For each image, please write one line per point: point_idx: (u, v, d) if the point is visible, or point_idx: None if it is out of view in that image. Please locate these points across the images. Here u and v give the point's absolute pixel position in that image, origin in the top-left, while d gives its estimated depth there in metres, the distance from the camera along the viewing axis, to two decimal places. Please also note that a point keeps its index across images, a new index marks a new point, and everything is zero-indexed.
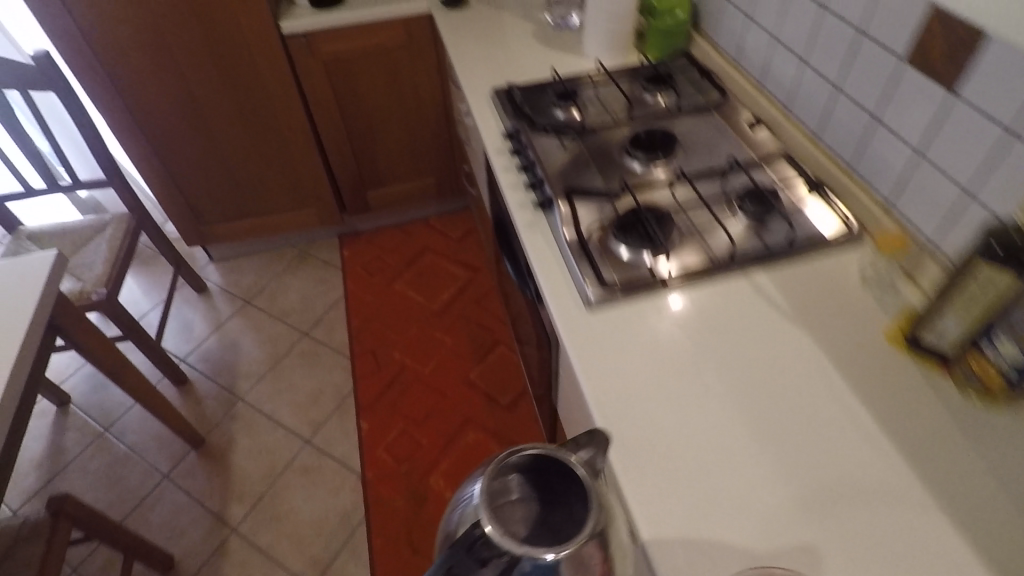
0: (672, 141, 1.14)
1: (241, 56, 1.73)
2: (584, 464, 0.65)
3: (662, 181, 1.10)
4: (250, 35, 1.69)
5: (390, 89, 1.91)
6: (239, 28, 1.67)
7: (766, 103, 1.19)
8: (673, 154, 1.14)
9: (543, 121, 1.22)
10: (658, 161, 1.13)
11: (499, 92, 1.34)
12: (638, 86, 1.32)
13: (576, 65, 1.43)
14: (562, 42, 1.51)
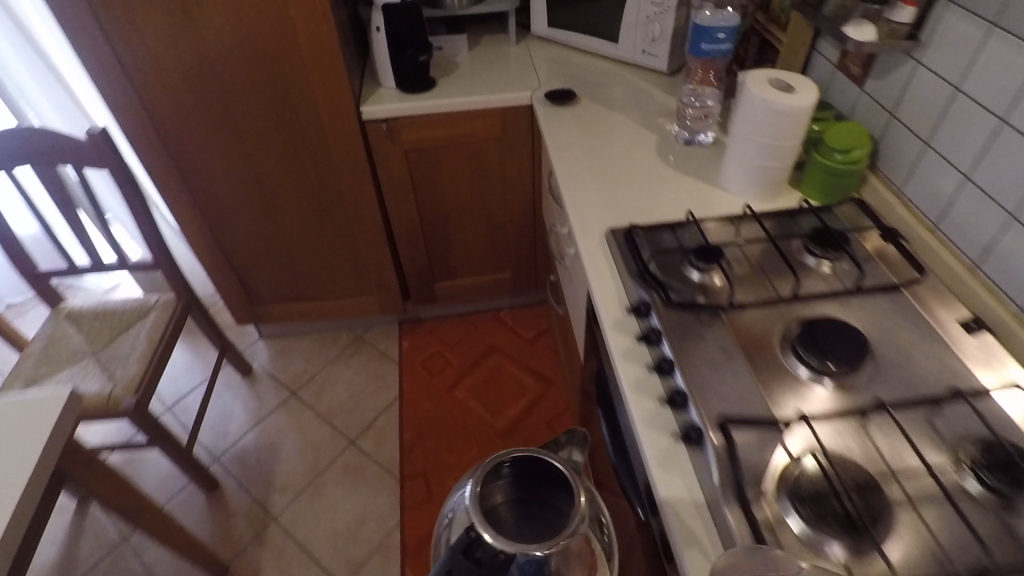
0: (859, 344, 0.84)
1: (314, 139, 1.53)
2: (566, 465, 0.82)
3: (846, 407, 0.81)
4: (328, 120, 1.49)
5: (475, 181, 1.69)
6: (315, 111, 1.48)
7: (992, 303, 0.91)
8: (862, 366, 0.84)
9: (678, 291, 0.96)
10: (840, 374, 0.84)
11: (616, 233, 1.08)
12: (798, 245, 1.05)
13: (714, 203, 1.17)
14: (694, 168, 1.25)
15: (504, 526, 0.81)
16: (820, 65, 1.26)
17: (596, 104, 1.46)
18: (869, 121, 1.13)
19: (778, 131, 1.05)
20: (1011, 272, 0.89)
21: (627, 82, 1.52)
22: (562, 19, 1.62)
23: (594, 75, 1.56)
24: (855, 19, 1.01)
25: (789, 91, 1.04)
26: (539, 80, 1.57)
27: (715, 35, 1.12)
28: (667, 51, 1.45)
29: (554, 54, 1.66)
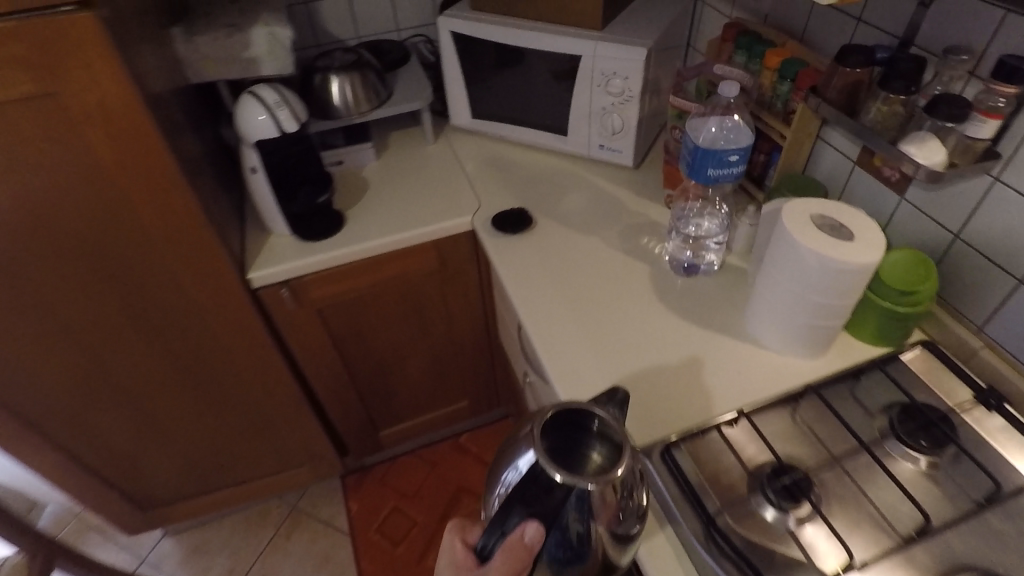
0: None
1: (187, 327, 1.12)
2: (611, 416, 0.68)
3: None
4: (202, 302, 1.08)
5: (413, 321, 1.34)
6: (181, 294, 1.06)
7: None
8: None
9: (762, 558, 0.68)
10: None
11: (649, 456, 0.77)
12: (882, 428, 0.79)
13: (753, 369, 0.90)
14: (710, 313, 0.98)
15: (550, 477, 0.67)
16: (833, 160, 1.01)
17: (556, 220, 1.15)
18: (922, 237, 0.90)
19: (832, 292, 0.79)
20: None
21: (585, 185, 1.23)
22: (489, 109, 1.30)
23: (543, 178, 1.26)
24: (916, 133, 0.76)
25: (839, 234, 0.79)
26: (475, 190, 1.24)
27: (726, 160, 0.84)
28: (631, 145, 1.17)
29: (484, 152, 1.34)
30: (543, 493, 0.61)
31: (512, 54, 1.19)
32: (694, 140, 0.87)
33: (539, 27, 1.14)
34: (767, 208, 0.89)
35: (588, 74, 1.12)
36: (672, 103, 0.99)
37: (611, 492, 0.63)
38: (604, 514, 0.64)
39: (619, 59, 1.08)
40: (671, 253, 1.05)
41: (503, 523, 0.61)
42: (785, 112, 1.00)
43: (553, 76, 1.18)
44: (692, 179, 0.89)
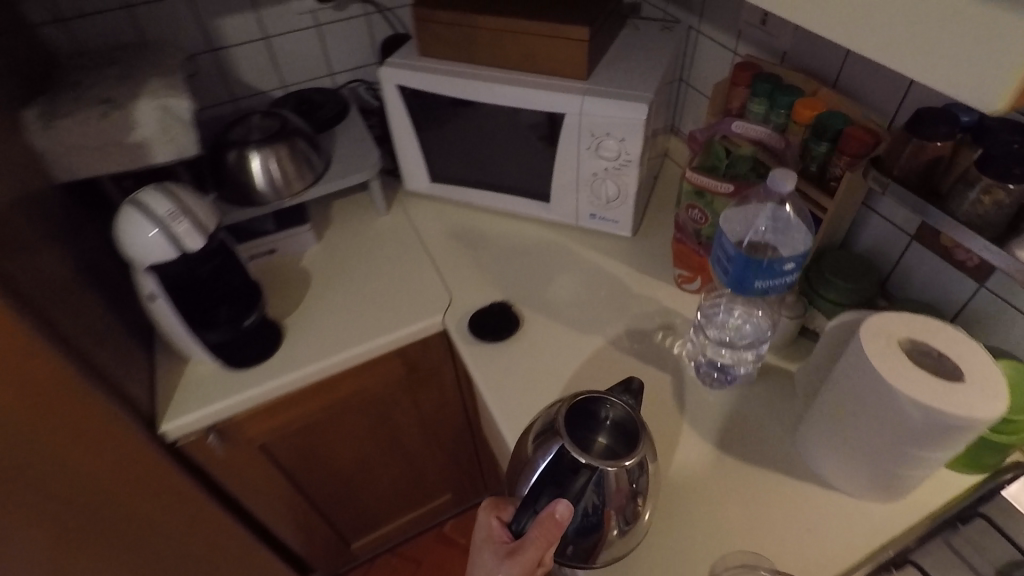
0: None
1: (92, 521, 0.83)
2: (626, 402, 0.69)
3: None
4: (110, 484, 0.81)
5: (380, 430, 1.11)
6: (79, 496, 0.78)
7: None
8: None
9: None
10: None
11: None
12: None
13: (821, 519, 0.72)
14: (754, 438, 0.79)
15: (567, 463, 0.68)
16: (883, 233, 0.83)
17: (548, 314, 0.94)
18: (1011, 335, 0.73)
19: (929, 443, 0.62)
20: None
21: (575, 261, 1.02)
22: (452, 172, 1.08)
23: (523, 254, 1.04)
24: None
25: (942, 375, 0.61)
26: (443, 275, 1.02)
27: (774, 264, 0.65)
28: (630, 214, 0.97)
29: (447, 222, 1.11)
30: (569, 473, 0.63)
31: (478, 110, 0.96)
32: (731, 241, 0.70)
33: (509, 77, 0.92)
34: (834, 324, 0.71)
35: (576, 135, 0.90)
36: (687, 178, 0.79)
37: (622, 478, 0.63)
38: (614, 499, 0.64)
39: (615, 117, 0.86)
40: (696, 357, 0.86)
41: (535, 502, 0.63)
42: (822, 178, 0.81)
43: (529, 135, 0.97)
44: (734, 292, 0.70)
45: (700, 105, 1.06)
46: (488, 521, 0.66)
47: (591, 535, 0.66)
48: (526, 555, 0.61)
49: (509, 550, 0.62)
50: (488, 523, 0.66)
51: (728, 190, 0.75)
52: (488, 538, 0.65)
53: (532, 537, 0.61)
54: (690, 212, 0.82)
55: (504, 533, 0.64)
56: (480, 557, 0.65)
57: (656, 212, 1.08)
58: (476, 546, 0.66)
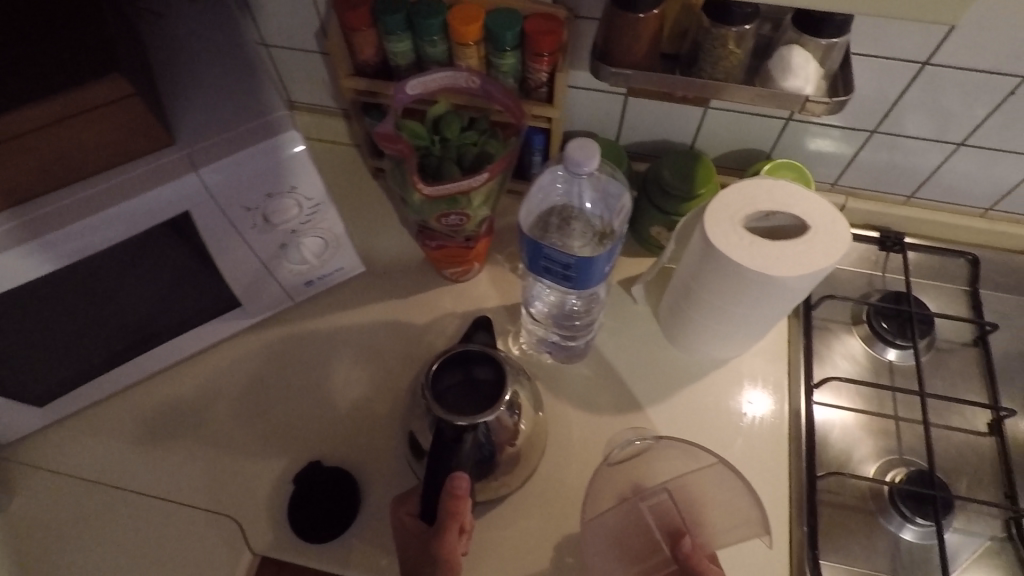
0: None
1: None
2: (487, 346, 0.62)
3: None
4: None
5: None
6: None
7: None
8: None
9: None
10: None
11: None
12: (864, 336, 0.74)
13: (738, 393, 0.72)
14: (641, 372, 0.74)
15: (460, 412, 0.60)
16: (598, 105, 0.75)
17: (364, 428, 0.70)
18: (745, 132, 0.75)
19: (786, 297, 0.61)
20: None
21: (330, 341, 0.75)
22: (65, 373, 0.65)
23: (264, 385, 0.72)
24: (777, 54, 0.58)
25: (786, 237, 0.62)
26: (195, 499, 0.66)
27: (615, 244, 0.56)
28: (350, 252, 0.73)
29: (123, 430, 0.70)
30: (453, 446, 0.55)
31: (42, 289, 0.55)
32: (553, 246, 0.57)
33: (32, 227, 0.52)
34: (678, 228, 0.66)
35: (225, 219, 0.59)
36: (429, 192, 0.59)
37: (505, 416, 0.61)
38: (504, 434, 0.62)
39: (266, 168, 0.57)
40: (544, 345, 0.75)
41: (431, 488, 0.55)
42: (524, 89, 0.69)
43: (153, 259, 0.60)
44: (585, 288, 0.59)
45: (309, 62, 0.77)
46: (396, 523, 0.59)
47: (496, 464, 0.64)
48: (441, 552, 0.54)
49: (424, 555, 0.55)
50: (398, 526, 0.59)
51: (485, 178, 0.60)
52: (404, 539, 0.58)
53: (445, 531, 0.54)
54: (446, 220, 0.64)
55: (415, 528, 0.57)
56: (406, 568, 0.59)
57: (356, 214, 0.83)
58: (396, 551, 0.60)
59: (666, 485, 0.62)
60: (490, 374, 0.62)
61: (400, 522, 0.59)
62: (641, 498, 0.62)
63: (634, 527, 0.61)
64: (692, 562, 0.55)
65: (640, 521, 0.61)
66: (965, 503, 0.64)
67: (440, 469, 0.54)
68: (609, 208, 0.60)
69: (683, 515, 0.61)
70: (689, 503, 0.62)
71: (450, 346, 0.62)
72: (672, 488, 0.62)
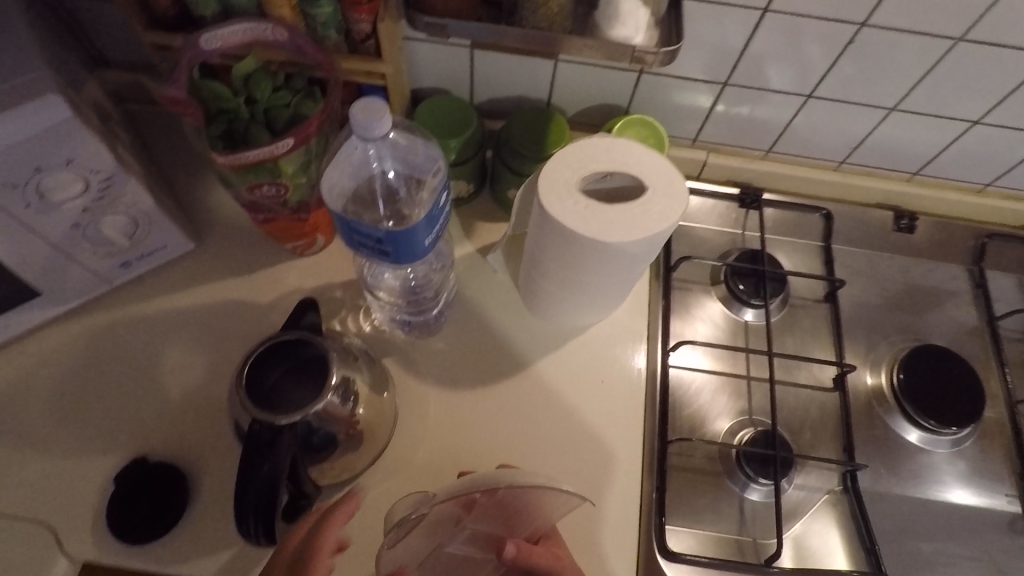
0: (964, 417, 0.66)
1: None
2: (305, 334, 0.56)
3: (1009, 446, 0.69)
4: None
5: None
6: None
7: (883, 183, 0.76)
8: (967, 432, 0.68)
9: (804, 549, 0.63)
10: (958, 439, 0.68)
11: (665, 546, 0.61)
12: (722, 298, 0.73)
13: (597, 362, 0.70)
14: (499, 345, 0.71)
15: (283, 397, 0.53)
16: (443, 58, 0.69)
17: (198, 419, 0.65)
18: (599, 86, 0.70)
19: (633, 260, 0.58)
20: (889, 152, 0.73)
21: (161, 326, 0.69)
22: None
23: (84, 378, 0.66)
24: None
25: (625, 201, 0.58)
26: (5, 507, 0.60)
27: (432, 210, 0.51)
28: (171, 229, 0.66)
29: None
30: (267, 449, 0.49)
31: None
32: (363, 219, 0.51)
33: None
34: (520, 190, 0.62)
35: None
36: (223, 161, 0.53)
37: (336, 404, 0.55)
38: (338, 421, 0.56)
39: (27, 138, 0.49)
40: (395, 321, 0.70)
41: (249, 501, 0.48)
42: (350, 42, 0.61)
43: None
44: (410, 262, 0.53)
45: (110, 13, 0.67)
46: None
47: (334, 449, 0.58)
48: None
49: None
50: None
51: (287, 145, 0.54)
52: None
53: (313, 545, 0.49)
54: (259, 191, 0.58)
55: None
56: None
57: (188, 184, 0.75)
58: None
59: (467, 520, 0.52)
60: (315, 358, 0.55)
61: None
62: (447, 537, 0.53)
63: (449, 564, 0.54)
64: (519, 564, 0.50)
65: (454, 556, 0.53)
66: (806, 459, 0.66)
67: (256, 476, 0.49)
68: (412, 174, 0.56)
69: (496, 523, 0.52)
70: (502, 515, 0.51)
71: (262, 343, 0.55)
72: (470, 521, 0.52)
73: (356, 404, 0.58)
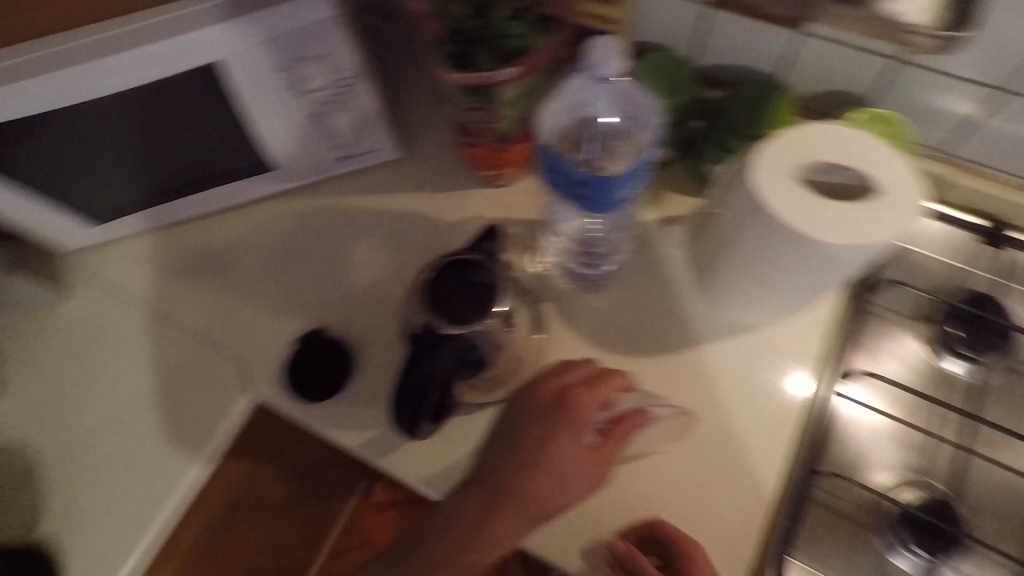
0: None
1: None
2: (483, 257, 0.59)
3: None
4: None
5: (270, 520, 0.88)
6: None
7: None
8: None
9: None
10: None
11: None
12: (926, 338, 0.64)
13: (759, 368, 0.65)
14: (656, 322, 0.68)
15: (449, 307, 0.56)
16: (676, 12, 0.65)
17: (370, 310, 0.72)
18: (844, 71, 0.63)
19: (835, 268, 0.52)
20: None
21: (357, 221, 0.76)
22: (118, 201, 0.71)
23: (290, 249, 0.75)
24: None
25: (849, 199, 0.52)
26: (211, 338, 0.72)
27: (637, 164, 0.50)
28: (385, 136, 0.72)
29: (162, 264, 0.75)
30: (430, 352, 0.55)
31: (77, 112, 0.58)
32: (569, 159, 0.52)
33: (69, 49, 0.54)
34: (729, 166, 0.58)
35: (251, 80, 0.60)
36: (455, 80, 0.57)
37: (496, 328, 0.58)
38: (494, 346, 0.60)
39: (297, 29, 0.56)
40: (565, 268, 0.70)
41: (410, 382, 0.56)
42: None
43: (189, 103, 0.62)
44: (601, 211, 0.53)
45: None
46: (520, 396, 0.58)
47: (481, 370, 0.61)
48: (589, 401, 0.55)
49: (566, 405, 0.55)
50: (518, 397, 0.58)
51: (512, 74, 0.57)
52: (529, 405, 0.56)
53: (600, 383, 0.56)
54: (473, 114, 0.62)
55: (552, 395, 0.56)
56: (528, 460, 0.54)
57: (407, 100, 0.80)
58: (511, 442, 0.56)
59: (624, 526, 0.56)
60: (484, 280, 0.58)
61: (532, 391, 0.57)
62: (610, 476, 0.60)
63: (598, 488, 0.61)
64: (625, 558, 0.56)
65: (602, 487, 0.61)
66: (980, 546, 0.57)
67: (417, 371, 0.56)
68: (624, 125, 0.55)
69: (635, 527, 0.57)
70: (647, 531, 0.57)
71: (445, 255, 0.59)
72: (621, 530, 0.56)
73: (509, 333, 0.61)
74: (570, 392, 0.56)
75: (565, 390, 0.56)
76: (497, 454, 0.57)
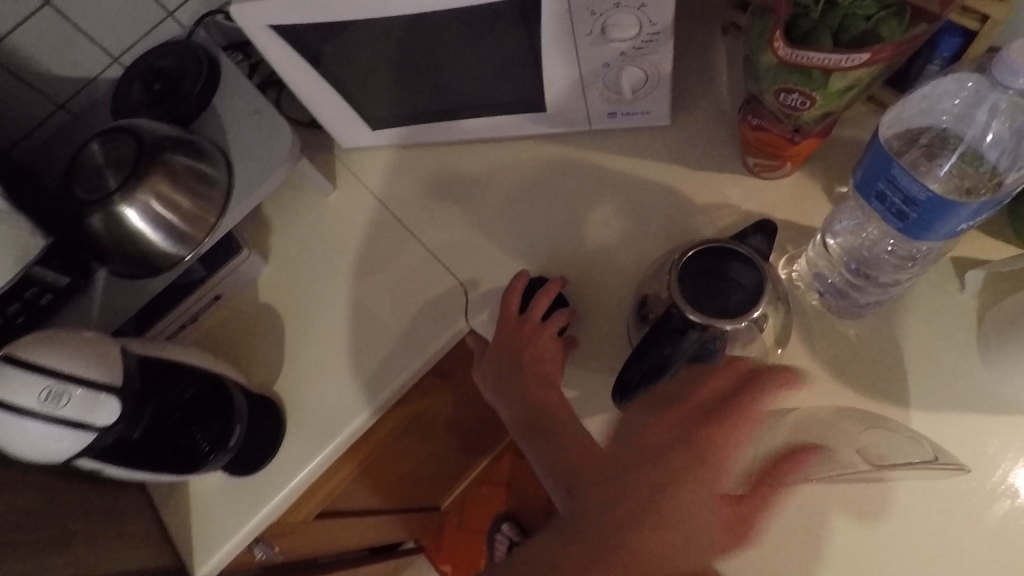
0: None
1: None
2: (753, 253, 0.55)
3: None
4: None
5: (441, 433, 0.94)
6: None
7: None
8: None
9: None
10: None
11: None
12: None
13: (1016, 453, 0.56)
14: (915, 371, 0.60)
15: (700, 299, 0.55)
16: None
17: (597, 271, 0.71)
18: None
19: None
20: None
21: (605, 179, 0.75)
22: (397, 111, 0.76)
23: (533, 191, 0.76)
24: None
25: None
26: (445, 258, 0.75)
27: (993, 199, 0.43)
28: (663, 101, 0.69)
29: (415, 177, 0.80)
30: (675, 336, 0.52)
31: (404, 22, 0.62)
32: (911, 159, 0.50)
33: None
34: None
35: (567, 17, 0.59)
36: (783, 53, 0.51)
37: (745, 330, 0.54)
38: (737, 349, 0.55)
39: None
40: (820, 283, 0.63)
41: (640, 360, 0.54)
42: None
43: (497, 31, 0.63)
44: (918, 238, 0.47)
45: None
46: (646, 419, 0.50)
47: None
48: (734, 431, 0.48)
49: (700, 442, 0.47)
50: (641, 428, 0.49)
51: (859, 59, 0.49)
52: (647, 428, 0.49)
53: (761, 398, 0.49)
54: (784, 97, 0.56)
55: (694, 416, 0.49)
56: (651, 501, 0.46)
57: (685, 66, 0.76)
58: (630, 475, 0.47)
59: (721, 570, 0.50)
60: (745, 278, 0.56)
61: (665, 417, 0.49)
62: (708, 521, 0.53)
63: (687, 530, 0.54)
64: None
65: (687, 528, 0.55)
66: None
67: (654, 351, 0.53)
68: (990, 163, 0.49)
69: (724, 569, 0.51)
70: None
71: (711, 241, 0.57)
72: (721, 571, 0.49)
73: (758, 337, 0.56)
74: (717, 418, 0.48)
75: (697, 424, 0.48)
76: (609, 480, 0.48)
